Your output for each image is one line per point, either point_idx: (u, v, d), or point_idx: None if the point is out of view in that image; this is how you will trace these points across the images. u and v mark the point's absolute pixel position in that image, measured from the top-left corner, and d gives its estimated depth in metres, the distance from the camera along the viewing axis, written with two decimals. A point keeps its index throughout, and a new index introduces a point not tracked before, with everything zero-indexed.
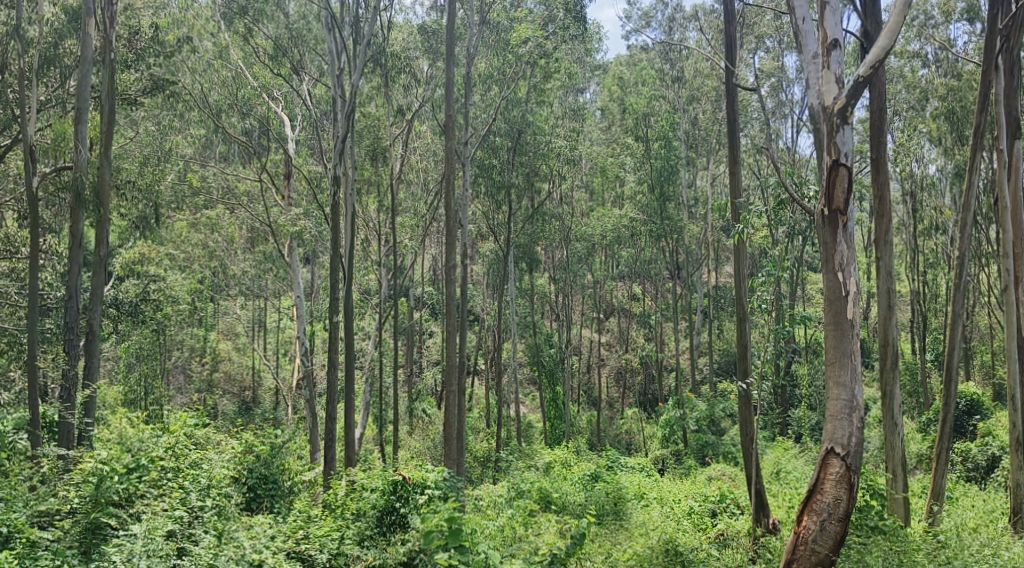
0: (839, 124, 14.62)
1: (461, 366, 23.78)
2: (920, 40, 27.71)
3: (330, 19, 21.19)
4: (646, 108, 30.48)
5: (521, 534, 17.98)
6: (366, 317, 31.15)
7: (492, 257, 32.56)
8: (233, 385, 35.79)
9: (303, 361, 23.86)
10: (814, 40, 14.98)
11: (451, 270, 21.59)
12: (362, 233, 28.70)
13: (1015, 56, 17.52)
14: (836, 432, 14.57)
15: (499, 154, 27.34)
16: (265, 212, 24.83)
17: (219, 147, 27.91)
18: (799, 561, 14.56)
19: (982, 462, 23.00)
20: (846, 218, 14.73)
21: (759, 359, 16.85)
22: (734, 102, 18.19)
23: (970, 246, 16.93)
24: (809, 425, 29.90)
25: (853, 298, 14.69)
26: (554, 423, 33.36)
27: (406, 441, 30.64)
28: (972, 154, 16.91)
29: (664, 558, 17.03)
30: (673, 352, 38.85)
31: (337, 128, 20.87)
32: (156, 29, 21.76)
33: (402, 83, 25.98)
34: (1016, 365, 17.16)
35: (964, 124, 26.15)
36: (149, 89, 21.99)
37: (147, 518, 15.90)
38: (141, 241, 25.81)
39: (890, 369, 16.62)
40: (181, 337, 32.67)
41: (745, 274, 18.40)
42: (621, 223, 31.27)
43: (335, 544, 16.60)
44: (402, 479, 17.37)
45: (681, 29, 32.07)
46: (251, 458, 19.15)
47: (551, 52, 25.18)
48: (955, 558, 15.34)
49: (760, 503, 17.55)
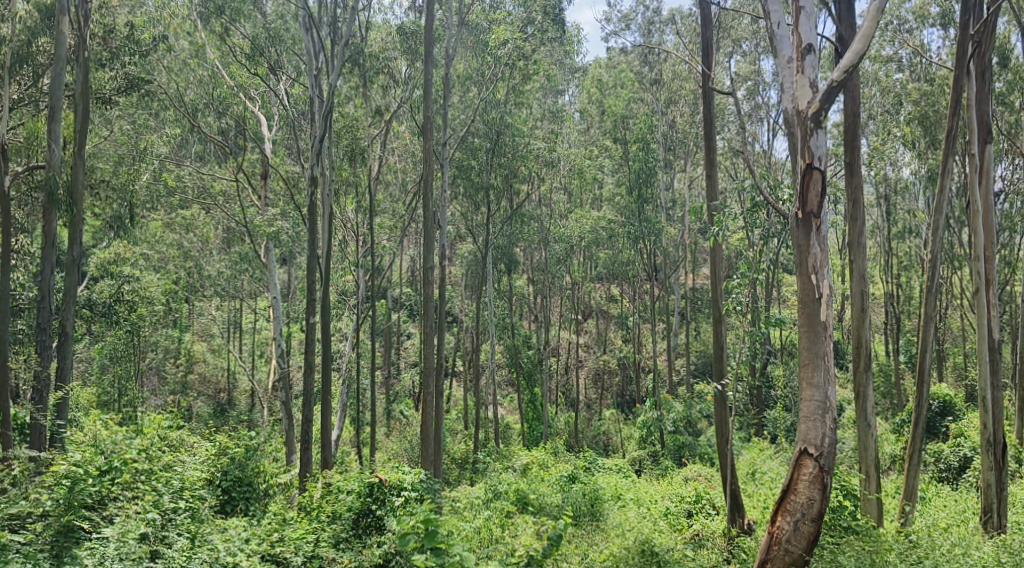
0: (813, 128, 14.74)
1: (439, 367, 23.60)
2: (894, 45, 27.78)
3: (308, 18, 21.29)
4: (625, 110, 30.86)
5: (498, 535, 18.09)
6: (343, 318, 31.05)
7: (470, 258, 32.50)
8: (207, 386, 35.57)
9: (278, 362, 23.62)
10: (789, 44, 15.10)
11: (429, 271, 21.51)
12: (339, 234, 28.45)
13: (987, 61, 17.56)
14: (810, 432, 14.68)
15: (478, 155, 27.48)
16: (241, 213, 24.63)
17: (195, 147, 27.69)
18: (773, 561, 14.65)
19: (954, 463, 23.18)
20: (820, 221, 14.85)
21: (734, 361, 17.10)
22: (712, 105, 18.28)
23: (942, 250, 17.03)
24: (784, 426, 30.05)
25: (827, 300, 14.79)
26: (533, 425, 34.04)
27: (383, 443, 30.72)
28: (944, 158, 16.98)
29: (640, 559, 17.01)
30: (651, 354, 39.01)
31: (315, 127, 20.87)
32: (131, 28, 21.67)
33: (380, 83, 25.88)
34: (987, 367, 17.25)
35: (937, 129, 26.57)
36: (124, 88, 22.01)
37: (119, 521, 15.85)
38: (117, 240, 25.60)
39: (864, 369, 16.75)
40: (156, 337, 31.98)
41: (721, 276, 18.51)
42: (598, 225, 32.09)
43: (309, 546, 16.54)
44: (379, 480, 17.54)
45: (660, 32, 32.25)
46: (224, 460, 19.05)
47: (530, 54, 25.40)
48: (926, 557, 15.48)
49: (734, 504, 17.80)
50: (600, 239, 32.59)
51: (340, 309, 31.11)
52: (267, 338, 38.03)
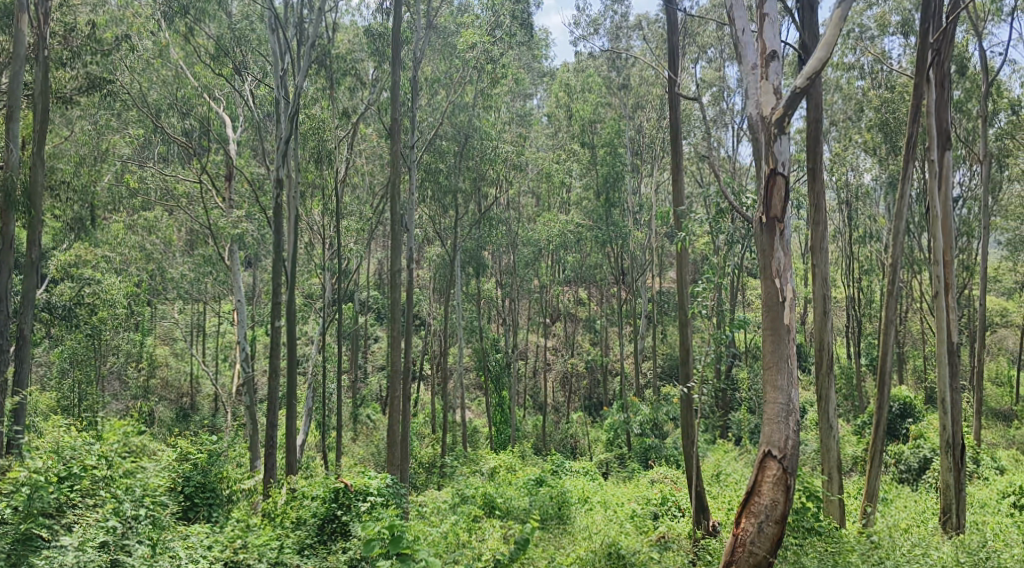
0: (776, 134, 14.87)
1: (406, 371, 23.41)
2: (856, 52, 28.10)
3: (274, 19, 21.32)
4: (592, 115, 31.19)
5: (465, 540, 17.92)
6: (310, 322, 30.80)
7: (438, 261, 32.35)
8: (170, 391, 35.07)
9: (243, 366, 23.24)
10: (753, 50, 15.20)
11: (396, 274, 21.42)
12: (306, 236, 28.17)
13: (946, 69, 17.72)
14: (773, 435, 14.79)
15: (446, 158, 27.56)
16: (205, 215, 24.31)
17: (159, 147, 27.42)
18: (737, 562, 14.75)
19: (914, 464, 23.42)
20: (784, 226, 14.96)
21: (700, 364, 17.18)
22: (678, 110, 18.41)
23: (902, 254, 17.21)
24: (749, 429, 30.21)
25: (790, 304, 14.91)
26: (500, 429, 33.90)
27: (349, 448, 30.52)
28: (904, 164, 17.13)
29: (606, 562, 17.21)
30: (618, 357, 39.10)
31: (281, 128, 20.84)
32: (92, 27, 21.48)
33: (347, 85, 25.78)
34: (946, 369, 17.44)
35: (897, 135, 27.40)
36: (85, 88, 21.82)
37: (79, 529, 15.73)
38: (78, 242, 25.81)
39: (826, 372, 16.91)
40: (118, 342, 30.91)
41: (687, 279, 18.59)
42: (567, 229, 31.60)
43: (273, 553, 16.53)
44: (345, 486, 17.82)
45: (627, 37, 32.35)
46: (187, 466, 18.94)
47: (498, 57, 25.20)
48: (887, 558, 15.64)
49: (700, 506, 17.88)
50: (566, 242, 32.14)
51: (305, 313, 30.92)
52: (231, 342, 37.60)
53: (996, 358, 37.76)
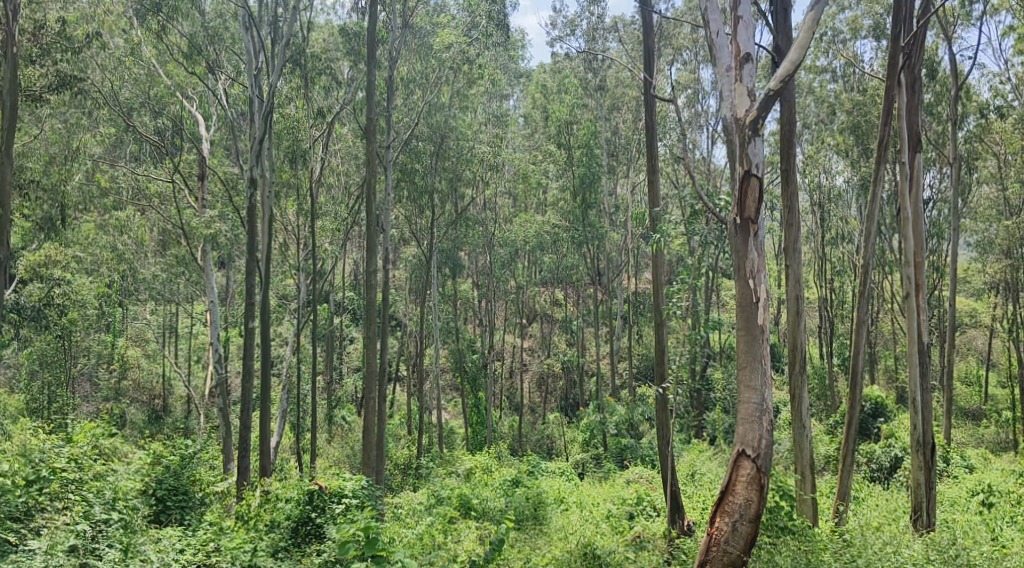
0: (751, 136, 14.94)
1: (381, 372, 23.28)
2: (829, 56, 28.35)
3: (248, 17, 21.19)
4: (569, 116, 30.92)
5: (440, 541, 17.81)
6: (284, 322, 30.65)
7: (414, 261, 32.30)
8: (141, 393, 34.26)
9: (216, 367, 23.03)
10: (728, 53, 15.27)
11: (372, 275, 21.36)
12: (280, 236, 27.98)
13: (917, 73, 17.85)
14: (747, 434, 14.85)
15: (422, 159, 27.21)
16: (177, 214, 24.06)
17: (130, 146, 27.21)
18: (712, 561, 14.80)
19: (885, 463, 23.59)
20: (758, 227, 15.04)
21: (675, 364, 17.18)
22: (654, 112, 18.44)
23: (873, 255, 17.33)
24: (723, 428, 30.31)
25: (764, 305, 14.98)
26: (476, 429, 33.85)
27: (324, 449, 30.47)
28: (876, 166, 17.23)
29: (581, 562, 17.27)
30: (594, 358, 39.15)
31: (255, 128, 20.73)
32: (62, 24, 21.81)
33: (322, 84, 25.62)
34: (916, 369, 17.59)
35: (869, 139, 27.76)
36: (55, 86, 21.87)
37: (47, 533, 15.59)
38: (48, 243, 24.70)
39: (799, 372, 17.01)
40: (88, 342, 30.78)
41: (662, 280, 18.62)
42: (543, 230, 32.30)
43: (246, 556, 16.41)
44: (319, 488, 17.71)
45: (603, 39, 32.33)
46: (159, 469, 18.83)
47: (474, 58, 25.41)
48: (860, 556, 15.71)
49: (675, 505, 17.91)
50: (544, 244, 32.89)
51: (280, 313, 30.77)
52: (204, 343, 37.31)
53: (965, 358, 38.30)
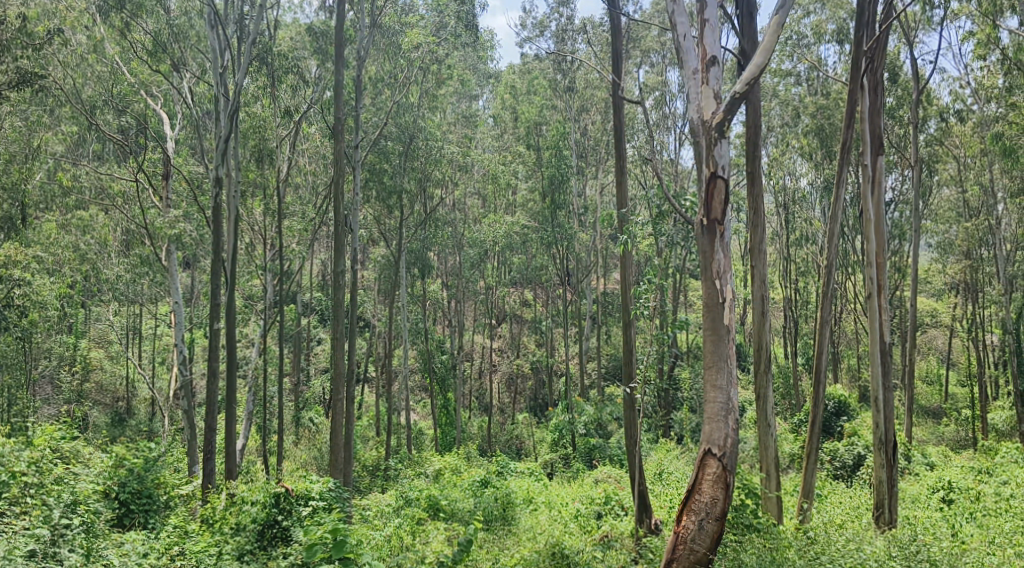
0: (717, 139, 15.05)
1: (349, 373, 23.17)
2: (794, 59, 28.62)
3: (214, 16, 21.00)
4: (538, 117, 31.16)
5: (408, 543, 17.85)
6: (250, 322, 30.46)
7: (383, 261, 32.16)
8: (103, 395, 34.00)
9: (180, 369, 22.81)
10: (695, 56, 15.34)
11: (339, 276, 21.23)
12: (247, 237, 27.77)
13: (879, 76, 18.03)
14: (714, 433, 14.95)
15: (390, 158, 27.02)
16: (141, 215, 23.78)
17: (93, 145, 26.99)
18: (678, 560, 14.87)
19: (848, 461, 23.88)
20: (723, 228, 15.14)
21: (642, 365, 17.22)
22: (622, 113, 18.49)
23: (836, 256, 17.47)
24: (690, 428, 30.54)
25: (730, 305, 15.08)
26: (444, 430, 33.83)
27: (291, 452, 30.35)
28: (839, 169, 17.36)
29: (550, 562, 17.28)
30: (563, 358, 39.21)
31: (220, 128, 20.57)
32: (24, 20, 20.67)
33: (289, 84, 25.18)
34: (878, 368, 17.82)
35: (832, 142, 28.05)
36: (16, 84, 20.90)
37: (7, 537, 15.35)
38: (7, 242, 23.69)
39: (764, 371, 17.16)
40: (49, 344, 30.46)
41: (629, 280, 18.74)
42: (512, 229, 31.99)
43: (212, 559, 16.38)
44: (285, 490, 17.50)
45: (572, 40, 32.38)
46: (123, 473, 18.61)
47: (442, 58, 25.93)
48: (824, 553, 15.83)
49: (642, 505, 17.94)
50: (513, 244, 32.93)
51: (246, 314, 30.53)
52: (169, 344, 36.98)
53: (926, 357, 38.78)
